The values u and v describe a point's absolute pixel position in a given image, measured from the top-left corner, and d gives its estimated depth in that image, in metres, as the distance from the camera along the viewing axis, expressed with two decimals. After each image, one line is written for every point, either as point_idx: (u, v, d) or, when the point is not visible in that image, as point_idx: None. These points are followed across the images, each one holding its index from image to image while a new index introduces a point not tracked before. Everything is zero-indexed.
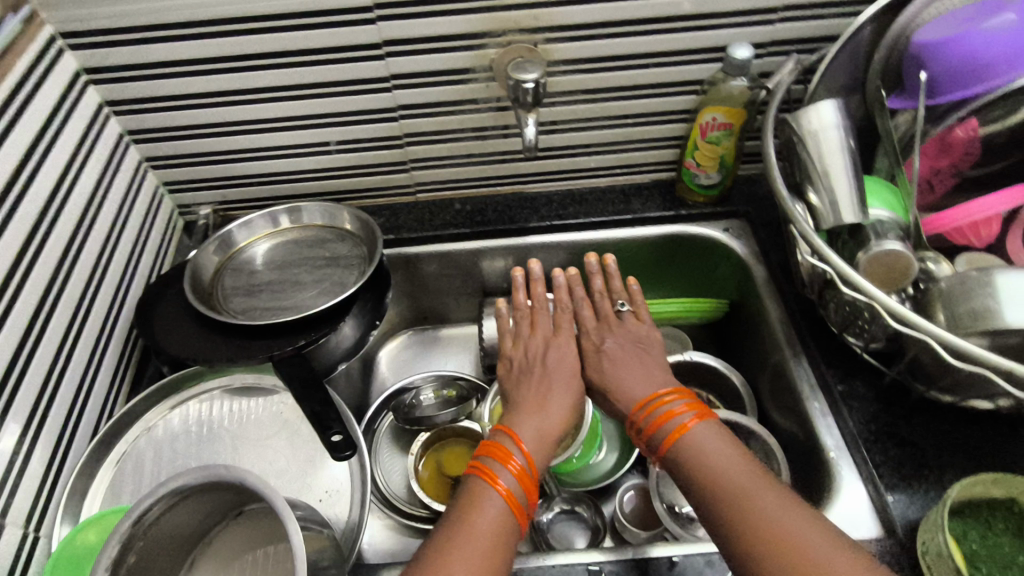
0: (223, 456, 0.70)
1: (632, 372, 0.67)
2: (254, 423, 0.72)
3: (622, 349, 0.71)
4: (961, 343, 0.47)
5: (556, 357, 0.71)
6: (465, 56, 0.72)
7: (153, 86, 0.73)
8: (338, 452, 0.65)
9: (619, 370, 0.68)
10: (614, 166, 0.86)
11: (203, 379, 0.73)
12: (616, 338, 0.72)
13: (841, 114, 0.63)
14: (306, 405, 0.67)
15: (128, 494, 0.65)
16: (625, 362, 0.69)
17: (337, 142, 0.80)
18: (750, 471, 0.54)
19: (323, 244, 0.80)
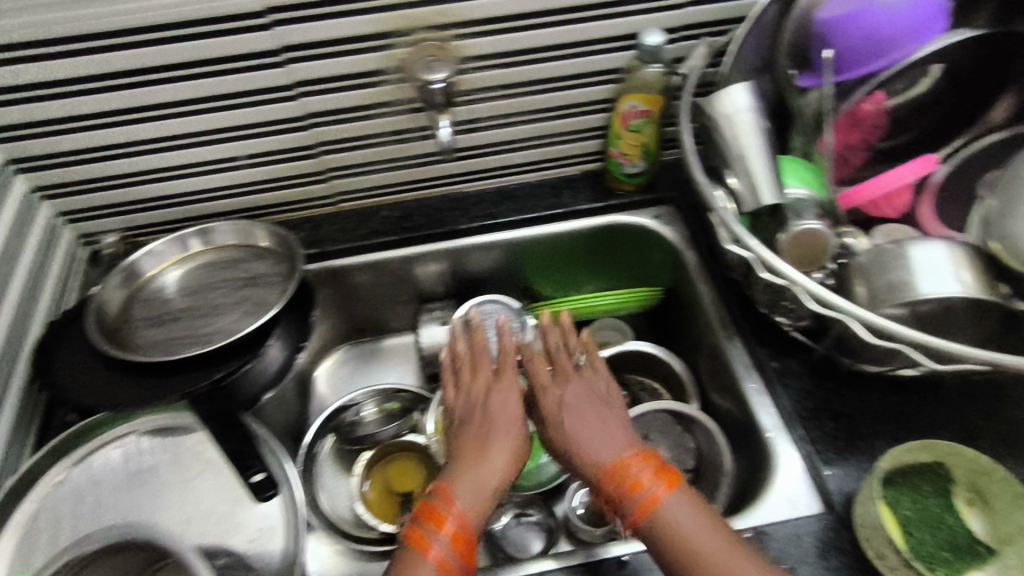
0: (143, 505, 0.65)
1: (587, 428, 0.59)
2: (174, 466, 0.68)
3: (578, 400, 0.61)
4: (878, 319, 0.47)
5: (497, 403, 0.62)
6: (371, 58, 0.68)
7: (31, 110, 0.67)
8: (263, 493, 0.66)
9: (572, 423, 0.60)
10: (541, 160, 0.84)
11: (116, 424, 0.68)
12: (574, 388, 0.63)
13: (752, 97, 0.63)
14: (227, 445, 0.67)
15: (39, 558, 0.60)
16: (581, 415, 0.60)
17: (246, 156, 0.76)
18: (721, 541, 0.51)
19: (240, 266, 0.76)
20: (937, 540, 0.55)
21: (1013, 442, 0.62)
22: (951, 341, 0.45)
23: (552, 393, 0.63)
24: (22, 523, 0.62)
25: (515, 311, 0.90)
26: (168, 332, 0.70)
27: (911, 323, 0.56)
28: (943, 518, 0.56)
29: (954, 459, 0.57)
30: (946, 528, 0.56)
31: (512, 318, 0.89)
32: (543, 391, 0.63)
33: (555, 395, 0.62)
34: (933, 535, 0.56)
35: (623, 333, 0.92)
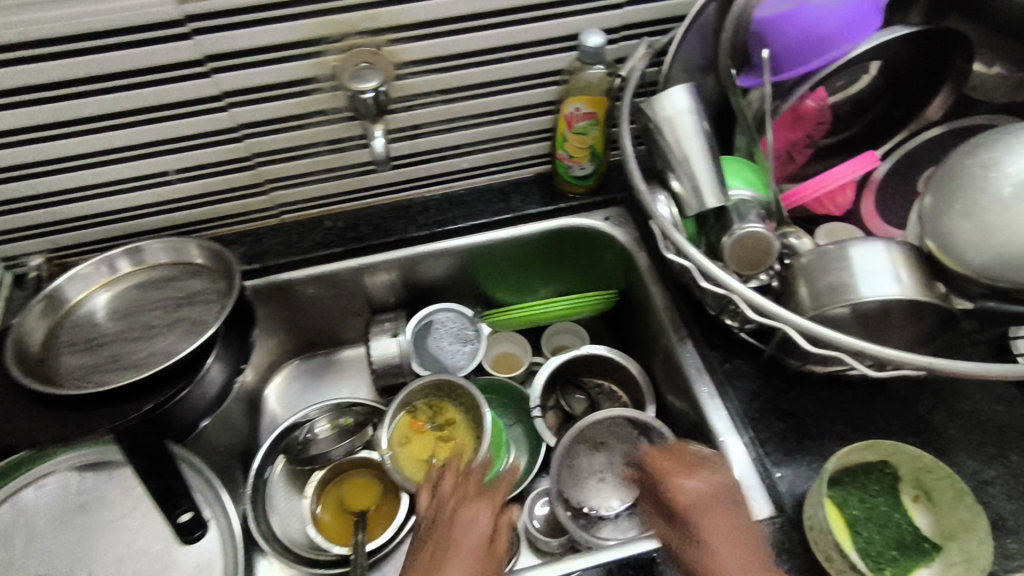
0: (70, 550, 0.63)
1: (721, 538, 0.51)
2: (101, 505, 0.65)
3: (708, 504, 0.53)
4: (816, 328, 0.47)
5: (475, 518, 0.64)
6: (301, 66, 0.65)
7: None
8: (189, 533, 0.63)
9: (719, 528, 0.51)
10: (489, 164, 0.83)
11: (44, 461, 0.65)
12: (709, 484, 0.54)
13: (694, 97, 0.62)
14: (151, 483, 0.63)
15: None
16: (716, 523, 0.52)
17: (176, 170, 0.72)
18: None
19: (175, 286, 0.72)
20: (883, 539, 0.56)
21: (955, 434, 0.64)
22: (885, 347, 0.45)
23: (683, 483, 0.54)
24: None
25: (469, 318, 0.88)
26: (98, 359, 0.67)
27: (854, 324, 0.56)
28: (889, 516, 0.57)
29: (898, 457, 0.57)
30: (892, 526, 0.57)
31: (466, 325, 0.88)
32: (682, 478, 0.55)
33: (686, 487, 0.54)
34: (880, 533, 0.56)
35: (580, 336, 0.93)
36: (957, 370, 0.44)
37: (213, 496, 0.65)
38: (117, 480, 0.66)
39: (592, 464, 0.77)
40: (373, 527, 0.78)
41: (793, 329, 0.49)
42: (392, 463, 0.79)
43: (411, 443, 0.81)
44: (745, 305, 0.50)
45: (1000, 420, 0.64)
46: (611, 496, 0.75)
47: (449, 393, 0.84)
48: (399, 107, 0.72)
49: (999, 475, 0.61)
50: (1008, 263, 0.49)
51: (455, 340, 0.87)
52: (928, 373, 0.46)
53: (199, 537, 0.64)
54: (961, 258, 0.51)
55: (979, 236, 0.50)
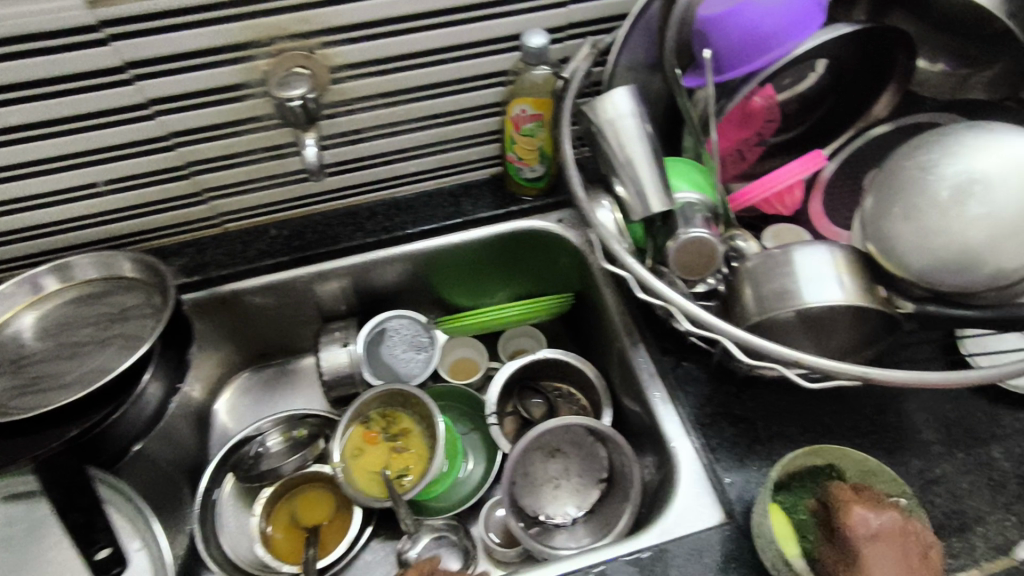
0: None
1: (880, 571, 0.50)
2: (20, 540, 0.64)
3: (901, 529, 0.51)
4: (754, 339, 0.46)
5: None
6: (230, 71, 0.62)
7: None
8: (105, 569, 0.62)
9: (870, 559, 0.50)
10: (438, 167, 0.81)
11: None
12: (889, 525, 0.51)
13: (636, 99, 0.61)
14: (68, 518, 0.60)
15: None
16: (896, 553, 0.50)
17: (104, 181, 0.68)
18: None
19: (107, 302, 0.69)
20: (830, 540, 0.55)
21: (902, 433, 0.64)
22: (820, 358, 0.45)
23: (862, 518, 0.52)
24: None
25: (423, 325, 0.86)
26: (25, 381, 0.64)
27: (800, 330, 0.55)
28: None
29: (844, 461, 0.57)
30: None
31: (420, 332, 0.86)
32: (863, 514, 0.52)
33: (866, 524, 0.51)
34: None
35: (538, 339, 0.91)
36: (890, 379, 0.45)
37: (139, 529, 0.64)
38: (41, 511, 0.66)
39: (548, 471, 0.76)
40: (326, 543, 0.76)
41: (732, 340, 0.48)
42: (345, 477, 0.76)
43: (364, 454, 0.80)
44: (685, 318, 0.48)
45: (947, 418, 0.65)
46: (567, 503, 0.75)
47: (403, 403, 0.82)
48: (339, 112, 0.70)
49: (947, 474, 0.61)
50: (948, 266, 0.49)
51: (409, 347, 0.85)
52: (862, 382, 0.46)
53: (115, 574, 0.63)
54: (902, 262, 0.51)
55: (919, 240, 0.49)
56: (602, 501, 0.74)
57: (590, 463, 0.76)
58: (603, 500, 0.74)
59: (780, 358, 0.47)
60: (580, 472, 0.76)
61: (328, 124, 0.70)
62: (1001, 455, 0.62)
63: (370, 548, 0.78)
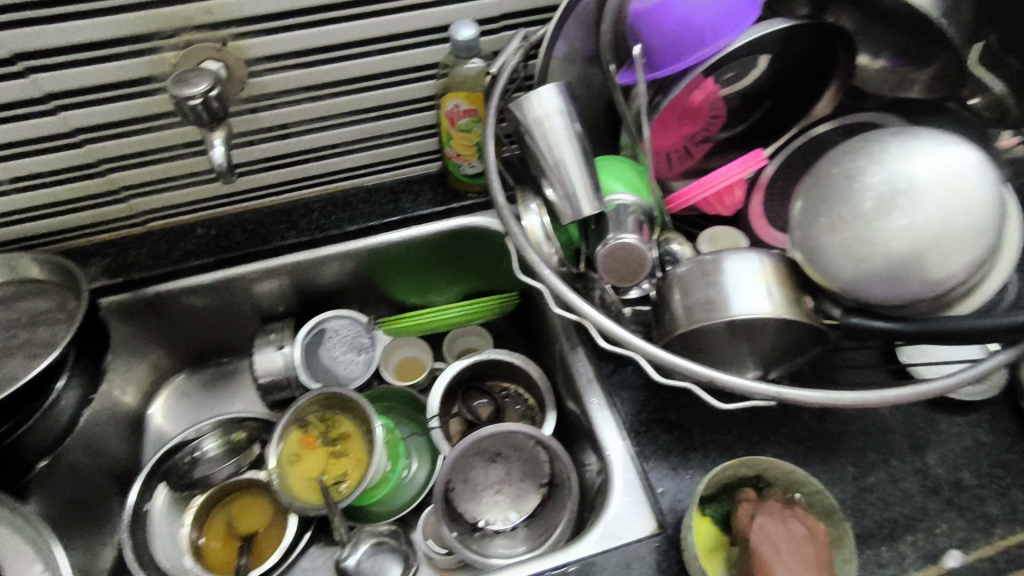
0: None
1: (776, 557, 0.50)
2: None
3: (783, 513, 0.52)
4: (665, 357, 0.46)
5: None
6: (135, 64, 0.59)
7: None
8: None
9: (765, 546, 0.50)
10: (374, 162, 0.78)
11: None
12: (770, 514, 0.52)
13: (565, 96, 0.58)
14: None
15: None
16: (784, 535, 0.51)
17: (10, 179, 0.65)
18: None
19: (18, 306, 0.66)
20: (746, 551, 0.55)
21: (837, 440, 0.63)
22: (731, 377, 0.45)
23: (749, 516, 0.53)
24: None
25: (364, 326, 0.84)
26: None
27: (728, 339, 0.53)
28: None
29: (772, 471, 0.56)
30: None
31: (360, 333, 0.84)
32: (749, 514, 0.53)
33: (752, 520, 0.52)
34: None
35: (485, 337, 0.89)
36: (796, 397, 0.45)
37: (38, 549, 0.55)
38: None
39: (488, 477, 0.74)
40: (261, 550, 0.75)
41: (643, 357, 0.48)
42: (280, 483, 0.74)
43: (302, 459, 0.77)
44: (598, 333, 0.48)
45: (883, 424, 0.64)
46: (509, 509, 0.73)
47: (340, 404, 0.79)
48: (261, 106, 0.67)
49: (880, 481, 0.61)
50: (874, 277, 0.47)
51: (349, 349, 0.83)
52: (772, 402, 0.46)
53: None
54: (830, 272, 0.49)
55: (843, 250, 0.48)
56: (543, 506, 0.72)
57: (532, 467, 0.74)
58: (543, 506, 0.72)
59: (693, 376, 0.46)
60: (522, 476, 0.74)
61: (250, 119, 0.67)
62: (935, 462, 0.61)
63: (308, 555, 0.76)
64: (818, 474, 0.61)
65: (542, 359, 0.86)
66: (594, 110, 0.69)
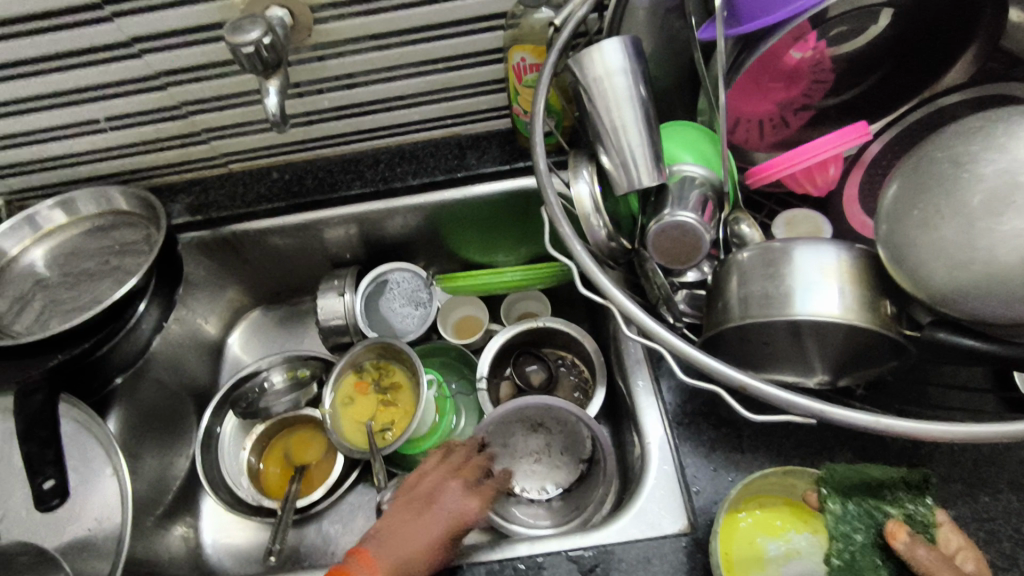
0: None
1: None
2: None
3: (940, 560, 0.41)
4: (701, 356, 0.41)
5: (445, 479, 0.58)
6: (207, 10, 0.60)
7: None
8: (45, 502, 0.55)
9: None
10: (443, 116, 0.76)
11: None
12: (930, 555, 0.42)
13: (631, 53, 0.52)
14: (25, 446, 0.57)
15: None
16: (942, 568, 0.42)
17: (107, 118, 0.71)
18: None
19: (112, 236, 0.72)
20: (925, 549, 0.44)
21: (918, 465, 0.55)
22: (770, 387, 0.39)
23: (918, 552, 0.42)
24: None
25: (423, 281, 0.84)
26: (33, 302, 0.68)
27: (790, 335, 0.47)
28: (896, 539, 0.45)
29: None
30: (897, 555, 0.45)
31: (419, 288, 0.85)
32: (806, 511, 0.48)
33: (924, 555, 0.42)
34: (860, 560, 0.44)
35: (546, 304, 0.86)
36: (850, 419, 0.39)
37: (107, 454, 0.60)
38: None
39: (528, 445, 0.73)
40: (311, 481, 0.79)
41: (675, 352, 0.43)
42: (332, 423, 0.77)
43: (355, 403, 0.80)
44: (627, 319, 0.44)
45: (976, 454, 0.55)
46: (545, 480, 0.71)
47: (396, 356, 0.80)
48: (328, 55, 0.66)
49: (961, 517, 0.52)
50: (973, 289, 0.39)
51: (407, 302, 0.84)
52: (819, 420, 0.40)
53: (56, 507, 0.56)
54: (919, 275, 0.41)
55: (936, 252, 0.40)
56: (580, 483, 0.70)
57: (574, 440, 0.72)
58: (580, 482, 0.70)
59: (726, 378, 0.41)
60: (562, 449, 0.72)
61: (317, 67, 0.67)
62: None
63: (354, 491, 0.80)
64: None
65: (601, 332, 0.83)
66: (677, 68, 0.62)
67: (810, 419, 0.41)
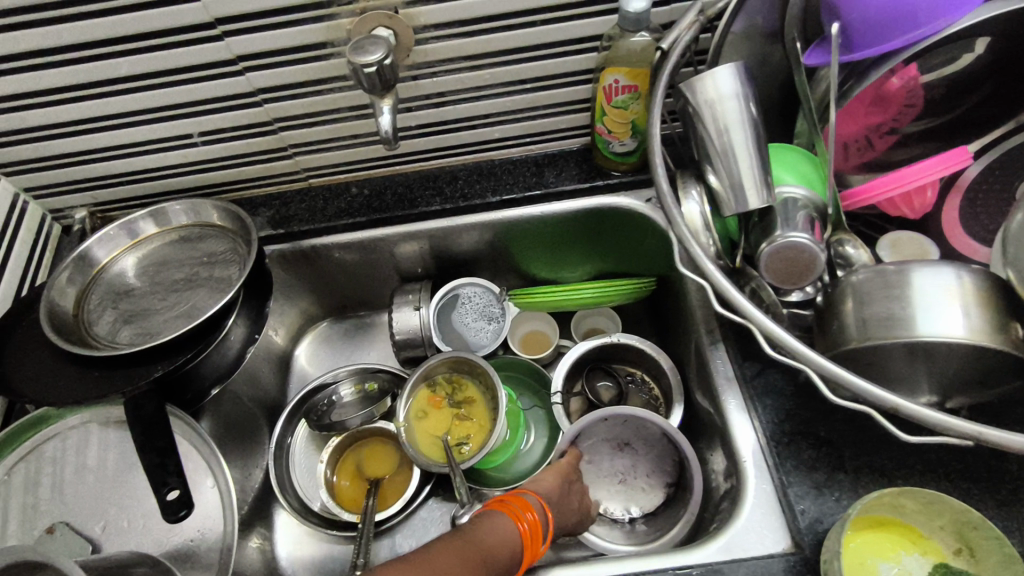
0: (33, 507, 0.61)
1: None
2: (69, 477, 0.63)
3: None
4: (842, 374, 0.42)
5: (582, 485, 0.65)
6: (316, 30, 0.62)
7: None
8: (174, 512, 0.56)
9: None
10: (522, 135, 0.77)
11: (54, 423, 0.65)
12: None
13: (743, 77, 0.53)
14: (144, 455, 0.58)
15: None
16: None
17: (200, 133, 0.73)
18: None
19: (199, 247, 0.74)
20: None
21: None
22: (923, 408, 0.41)
23: None
24: None
25: (496, 296, 0.85)
26: (123, 310, 0.69)
27: (913, 357, 0.47)
28: None
29: (938, 506, 0.50)
30: None
31: (491, 302, 0.85)
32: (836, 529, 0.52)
33: None
34: None
35: (614, 321, 0.87)
36: (1000, 441, 0.40)
37: (210, 466, 0.62)
38: (95, 435, 0.65)
39: (613, 466, 0.73)
40: (385, 496, 0.79)
41: (815, 371, 0.44)
42: (407, 436, 0.77)
43: (428, 417, 0.80)
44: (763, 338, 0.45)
45: None
46: (629, 501, 0.71)
47: (470, 370, 0.81)
48: (423, 74, 0.68)
49: None
50: None
51: (479, 317, 0.85)
52: (971, 442, 0.41)
53: (182, 518, 0.56)
54: None
55: None
56: (665, 506, 0.70)
57: (663, 463, 0.72)
58: (667, 505, 0.70)
59: (869, 399, 0.42)
60: (647, 472, 0.72)
61: (411, 86, 0.69)
62: None
63: (427, 506, 0.80)
64: (993, 520, 0.54)
65: (672, 349, 0.83)
66: (769, 90, 0.64)
67: (965, 441, 0.42)
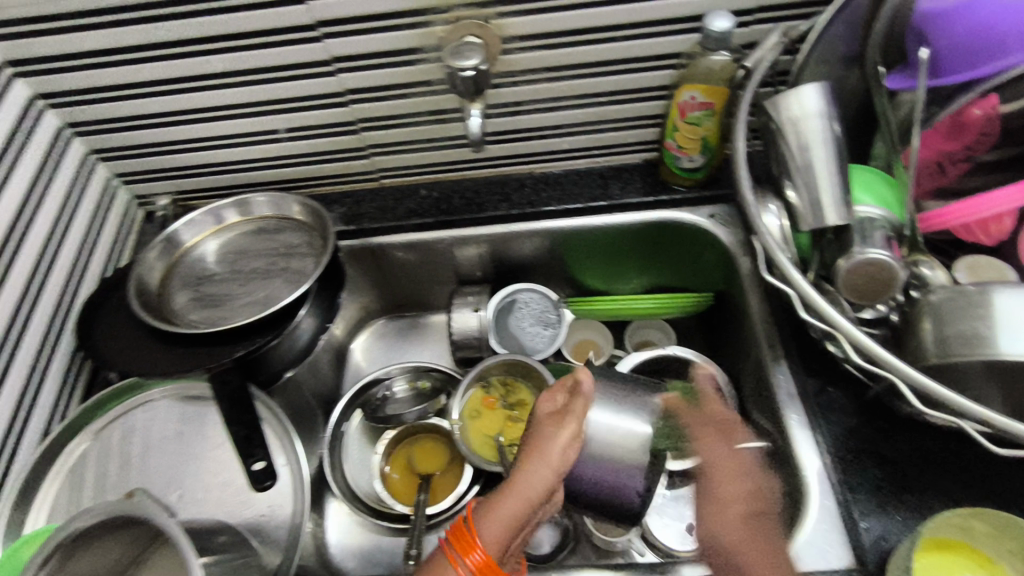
0: (112, 474, 0.64)
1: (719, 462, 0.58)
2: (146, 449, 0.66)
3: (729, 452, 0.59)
4: (933, 387, 0.44)
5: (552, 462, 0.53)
6: (408, 35, 0.65)
7: (99, 75, 0.69)
8: (261, 481, 0.58)
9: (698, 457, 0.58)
10: (590, 147, 0.80)
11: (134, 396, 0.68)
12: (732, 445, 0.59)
13: (826, 99, 0.56)
14: (235, 428, 0.61)
15: (62, 512, 0.61)
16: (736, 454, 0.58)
17: (286, 129, 0.76)
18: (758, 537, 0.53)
19: (277, 239, 0.77)
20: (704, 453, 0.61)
21: None
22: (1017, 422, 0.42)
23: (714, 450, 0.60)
24: (63, 468, 0.64)
25: (552, 303, 0.86)
26: (204, 293, 0.72)
27: (992, 377, 0.48)
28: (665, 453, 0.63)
29: (1011, 529, 0.50)
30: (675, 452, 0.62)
31: (548, 309, 0.86)
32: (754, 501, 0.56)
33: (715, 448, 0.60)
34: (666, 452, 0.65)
35: (668, 335, 0.88)
36: None
37: (283, 445, 0.64)
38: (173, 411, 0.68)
39: None
40: (436, 491, 0.80)
41: (904, 382, 0.46)
42: (461, 435, 0.78)
43: (481, 418, 0.81)
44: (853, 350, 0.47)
45: None
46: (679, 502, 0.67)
47: (524, 374, 0.83)
48: (505, 82, 0.71)
49: None
50: None
51: (536, 322, 0.85)
52: None
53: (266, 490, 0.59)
54: None
55: None
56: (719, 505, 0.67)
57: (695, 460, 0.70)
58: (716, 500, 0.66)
59: (961, 412, 0.44)
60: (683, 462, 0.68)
61: (492, 93, 0.72)
62: None
63: None
64: None
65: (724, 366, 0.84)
66: (843, 112, 0.65)
67: None
